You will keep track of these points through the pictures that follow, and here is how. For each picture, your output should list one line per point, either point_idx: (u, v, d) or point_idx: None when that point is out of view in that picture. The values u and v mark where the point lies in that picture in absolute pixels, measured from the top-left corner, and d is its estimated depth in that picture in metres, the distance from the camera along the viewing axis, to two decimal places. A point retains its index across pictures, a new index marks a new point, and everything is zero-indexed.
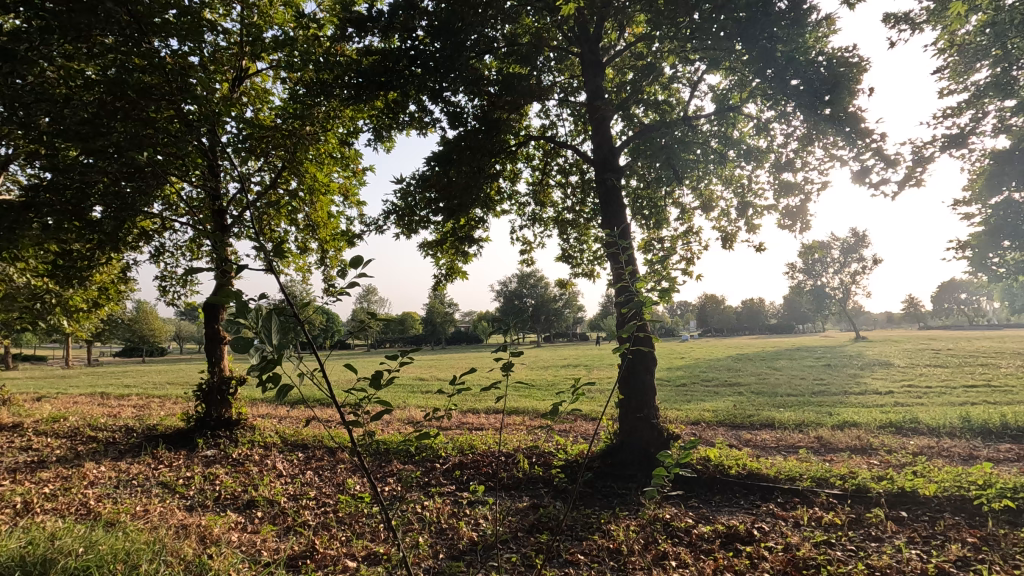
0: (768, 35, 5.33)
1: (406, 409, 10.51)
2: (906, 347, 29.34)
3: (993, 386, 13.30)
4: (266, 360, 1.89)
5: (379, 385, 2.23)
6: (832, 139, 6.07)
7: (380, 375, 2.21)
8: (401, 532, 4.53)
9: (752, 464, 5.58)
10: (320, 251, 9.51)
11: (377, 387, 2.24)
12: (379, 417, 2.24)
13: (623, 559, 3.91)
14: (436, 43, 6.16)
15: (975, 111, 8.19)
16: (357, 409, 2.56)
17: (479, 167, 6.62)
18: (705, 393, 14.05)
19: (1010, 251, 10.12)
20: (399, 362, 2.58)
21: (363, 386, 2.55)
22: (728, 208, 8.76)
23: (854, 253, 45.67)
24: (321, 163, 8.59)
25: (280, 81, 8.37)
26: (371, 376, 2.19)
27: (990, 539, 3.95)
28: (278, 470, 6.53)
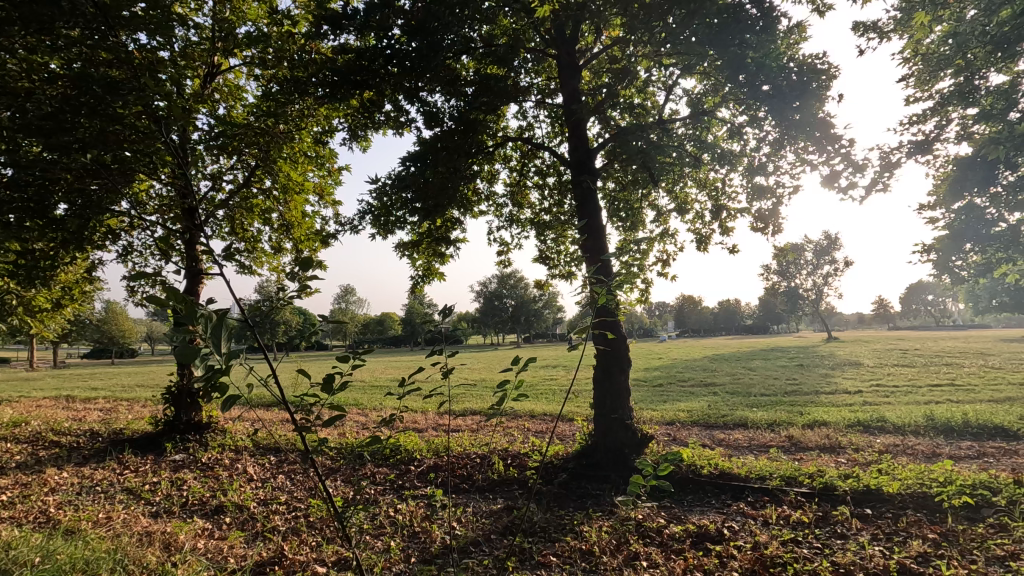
0: (739, 41, 5.40)
1: (382, 411, 10.43)
2: (875, 347, 30.09)
3: (957, 385, 13.74)
4: (213, 368, 1.90)
5: (331, 390, 2.20)
6: (802, 144, 6.19)
7: (332, 381, 2.19)
8: (373, 537, 4.48)
9: (724, 464, 5.65)
10: (295, 251, 9.38)
11: (330, 393, 2.22)
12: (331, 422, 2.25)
13: (594, 560, 3.93)
14: (413, 42, 6.08)
15: (940, 118, 8.43)
16: (310, 414, 2.57)
17: (455, 168, 6.56)
18: (681, 393, 14.19)
19: (973, 254, 10.45)
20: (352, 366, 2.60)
21: (316, 391, 2.55)
22: (702, 211, 8.88)
23: (827, 256, 46.78)
24: (295, 162, 8.46)
25: (253, 78, 8.22)
26: (324, 381, 2.17)
27: (949, 535, 4.07)
28: (249, 474, 6.40)
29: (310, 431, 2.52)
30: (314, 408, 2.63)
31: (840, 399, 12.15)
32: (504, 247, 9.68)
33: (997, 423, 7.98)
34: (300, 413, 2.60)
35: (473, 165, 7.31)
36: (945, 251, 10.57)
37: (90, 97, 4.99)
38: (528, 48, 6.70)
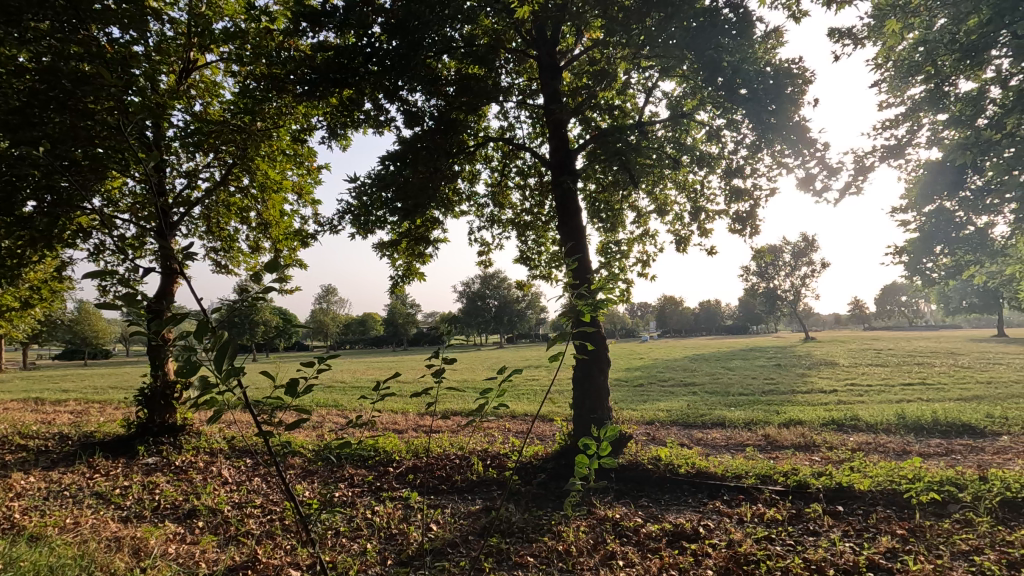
0: (715, 45, 5.41)
1: (362, 412, 10.35)
2: (850, 347, 30.70)
3: (927, 384, 14.10)
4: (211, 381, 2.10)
5: (295, 393, 2.22)
6: (779, 147, 6.29)
7: (296, 385, 2.19)
8: (349, 539, 4.44)
9: (701, 463, 5.73)
10: (273, 251, 9.25)
11: (294, 396, 2.23)
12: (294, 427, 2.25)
13: (571, 560, 3.94)
14: (393, 41, 6.05)
15: (911, 124, 8.63)
16: (271, 418, 2.56)
17: (436, 168, 6.51)
18: (661, 393, 14.32)
19: (943, 255, 10.75)
20: (316, 369, 2.58)
21: (277, 395, 2.55)
22: (681, 212, 8.97)
23: (804, 258, 47.66)
24: (273, 160, 8.31)
25: (231, 75, 8.10)
26: (288, 385, 2.17)
27: (917, 530, 4.16)
28: (223, 478, 6.29)
29: (271, 436, 2.50)
30: (276, 413, 2.65)
31: (816, 398, 12.37)
32: (486, 247, 9.66)
33: (964, 421, 8.20)
34: (262, 417, 2.59)
35: (454, 166, 7.29)
36: (916, 253, 10.85)
37: (60, 92, 4.87)
38: (509, 49, 6.71)
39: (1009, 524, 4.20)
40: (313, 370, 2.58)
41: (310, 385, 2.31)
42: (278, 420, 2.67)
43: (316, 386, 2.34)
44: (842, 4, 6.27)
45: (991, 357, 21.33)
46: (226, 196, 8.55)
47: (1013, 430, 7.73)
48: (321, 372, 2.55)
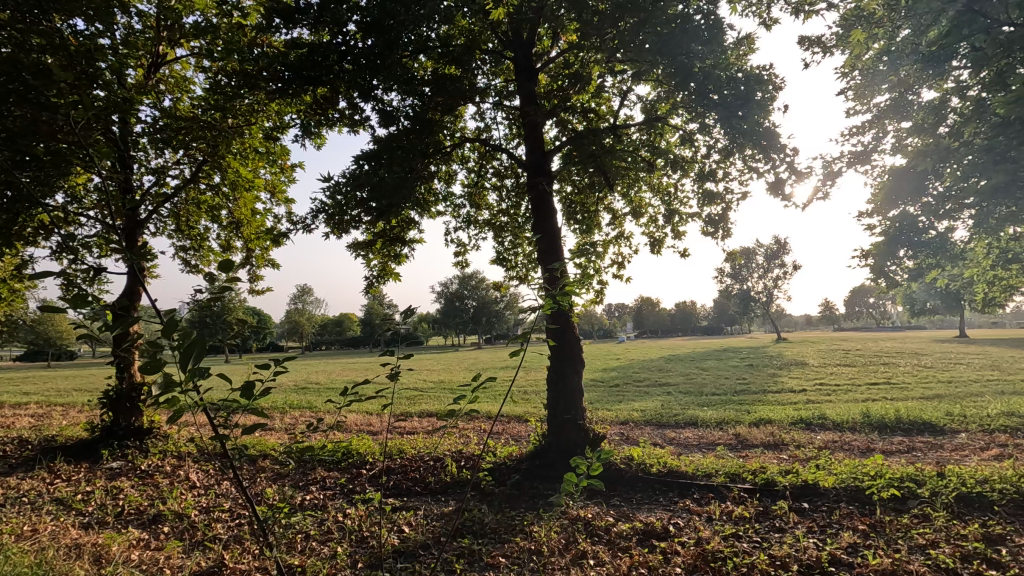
0: (685, 51, 5.48)
1: (336, 414, 10.24)
2: (820, 347, 31.43)
3: (892, 384, 14.54)
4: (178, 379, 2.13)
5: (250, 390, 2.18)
6: (749, 151, 6.43)
7: (252, 387, 2.17)
8: (319, 543, 4.40)
9: (672, 463, 5.82)
10: (245, 250, 9.09)
11: (250, 398, 2.20)
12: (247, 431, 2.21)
13: (543, 560, 3.96)
14: (369, 40, 5.99)
15: (876, 131, 8.90)
16: (229, 421, 2.51)
17: (411, 168, 6.45)
18: (636, 393, 14.48)
19: (907, 259, 10.74)
20: (274, 371, 2.54)
21: (232, 397, 2.51)
22: (656, 215, 9.09)
23: (776, 260, 48.70)
24: (245, 157, 8.16)
25: (201, 70, 7.92)
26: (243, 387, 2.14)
27: (878, 526, 4.29)
28: (191, 482, 6.16)
29: (227, 438, 2.47)
30: (232, 416, 2.56)
31: (785, 398, 12.67)
32: (462, 248, 9.65)
33: (925, 419, 8.48)
34: (217, 419, 2.56)
35: (430, 166, 7.27)
36: (881, 257, 10.78)
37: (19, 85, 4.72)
38: (485, 49, 6.70)
39: (964, 518, 4.36)
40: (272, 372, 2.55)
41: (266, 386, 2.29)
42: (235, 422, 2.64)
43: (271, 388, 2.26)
44: (811, 14, 6.44)
45: (952, 357, 22.09)
46: (195, 193, 8.36)
47: (970, 428, 8.02)
48: (278, 373, 2.51)
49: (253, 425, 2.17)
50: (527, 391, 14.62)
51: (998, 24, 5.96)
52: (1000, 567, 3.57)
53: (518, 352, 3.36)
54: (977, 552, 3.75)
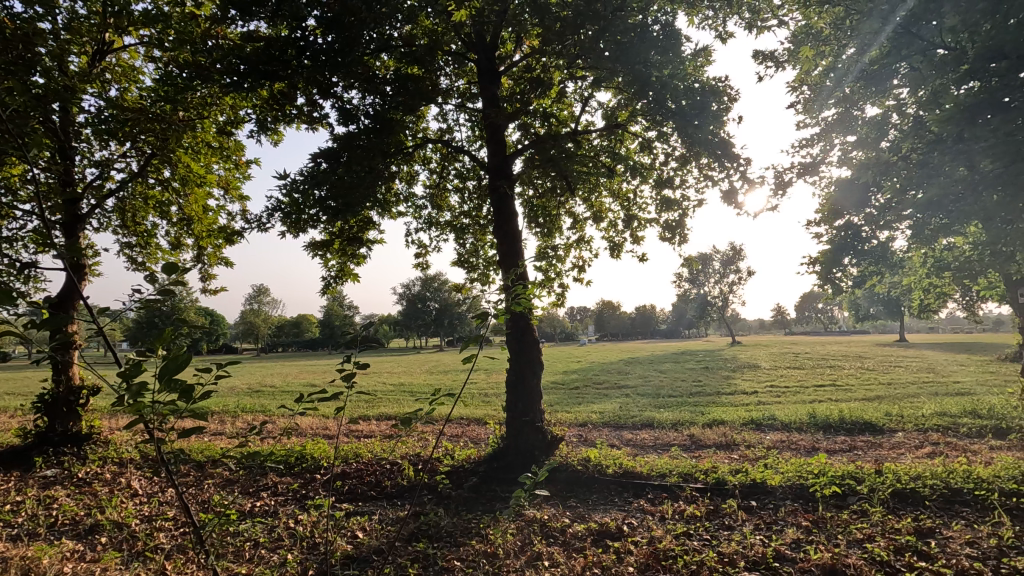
0: (643, 59, 5.62)
1: (291, 418, 9.98)
2: (772, 351, 32.61)
3: (837, 386, 15.21)
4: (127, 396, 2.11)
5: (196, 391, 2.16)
6: (705, 160, 6.63)
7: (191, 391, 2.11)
8: (269, 550, 4.27)
9: (627, 464, 5.93)
10: (196, 248, 8.76)
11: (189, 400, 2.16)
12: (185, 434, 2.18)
13: (498, 562, 3.97)
14: (329, 36, 5.87)
15: (824, 144, 9.31)
16: (167, 426, 2.42)
17: (372, 168, 6.36)
18: (595, 395, 14.66)
19: (852, 267, 11.25)
20: (216, 374, 2.53)
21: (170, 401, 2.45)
22: (615, 220, 9.24)
23: (732, 266, 50.25)
24: (197, 152, 7.87)
25: (151, 60, 7.60)
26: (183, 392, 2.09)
27: (820, 522, 4.47)
28: (133, 490, 5.88)
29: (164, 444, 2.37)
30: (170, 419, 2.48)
31: (738, 400, 13.06)
32: (423, 250, 9.58)
33: (866, 420, 8.89)
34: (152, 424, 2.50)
35: (391, 166, 7.19)
36: (828, 264, 11.25)
37: None
38: (448, 50, 6.68)
39: (898, 513, 4.60)
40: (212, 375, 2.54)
41: (207, 391, 2.28)
42: (173, 425, 2.58)
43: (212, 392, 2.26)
44: (763, 30, 6.71)
45: (892, 360, 23.29)
46: (143, 188, 8.02)
47: (907, 427, 8.47)
48: (220, 376, 2.51)
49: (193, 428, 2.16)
50: (487, 394, 14.60)
51: (933, 46, 6.34)
52: (929, 559, 3.78)
53: (472, 355, 3.35)
54: (909, 545, 3.96)
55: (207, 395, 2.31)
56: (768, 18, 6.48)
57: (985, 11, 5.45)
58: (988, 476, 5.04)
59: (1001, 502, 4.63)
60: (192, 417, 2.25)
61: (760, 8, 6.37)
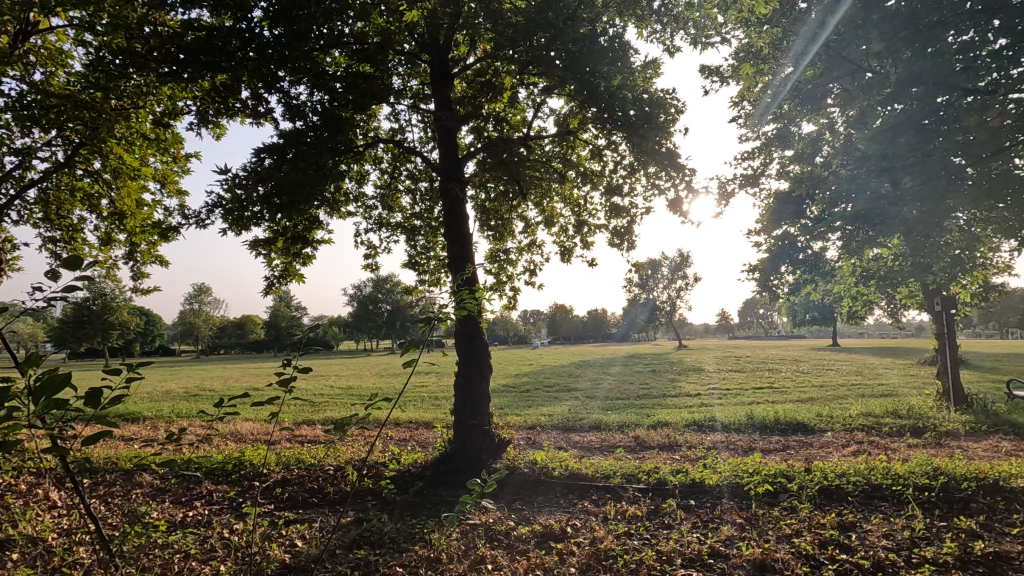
0: (591, 69, 5.74)
1: (230, 424, 9.60)
2: (715, 354, 33.91)
3: (774, 388, 15.94)
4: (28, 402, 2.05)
5: (99, 406, 2.11)
6: (652, 168, 6.82)
7: (98, 397, 2.05)
8: (199, 563, 4.09)
9: (573, 466, 6.02)
10: (128, 244, 8.28)
11: (95, 407, 2.09)
12: (88, 442, 2.05)
13: (440, 567, 3.95)
14: (276, 30, 5.68)
15: (764, 157, 9.74)
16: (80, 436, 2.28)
17: (319, 167, 6.18)
18: (546, 399, 14.77)
19: (788, 274, 11.85)
20: (125, 378, 2.55)
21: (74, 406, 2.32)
22: (566, 225, 9.37)
23: (680, 272, 51.82)
24: (131, 143, 7.46)
25: (82, 43, 7.16)
26: (88, 398, 2.03)
27: (752, 519, 4.67)
28: (51, 502, 5.50)
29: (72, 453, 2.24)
30: (77, 426, 2.34)
31: (682, 402, 13.47)
32: (373, 251, 9.40)
33: (799, 420, 9.34)
34: (54, 429, 2.36)
35: (341, 165, 7.02)
36: (766, 271, 11.84)
37: None
38: (400, 50, 6.59)
39: (824, 508, 4.86)
40: (123, 381, 2.52)
41: (116, 393, 2.22)
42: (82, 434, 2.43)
43: (122, 396, 2.21)
44: (707, 46, 6.97)
45: (826, 363, 24.64)
46: (70, 179, 7.54)
47: (835, 427, 8.96)
48: (131, 380, 2.54)
49: (97, 436, 2.06)
50: (438, 397, 14.48)
51: (861, 69, 6.75)
52: (849, 551, 4.02)
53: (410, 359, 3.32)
54: (832, 538, 4.19)
55: (118, 399, 2.27)
56: (713, 35, 6.72)
57: (907, 39, 5.84)
58: (904, 472, 5.41)
59: (914, 496, 4.98)
60: (106, 425, 2.15)
61: (705, 25, 6.60)
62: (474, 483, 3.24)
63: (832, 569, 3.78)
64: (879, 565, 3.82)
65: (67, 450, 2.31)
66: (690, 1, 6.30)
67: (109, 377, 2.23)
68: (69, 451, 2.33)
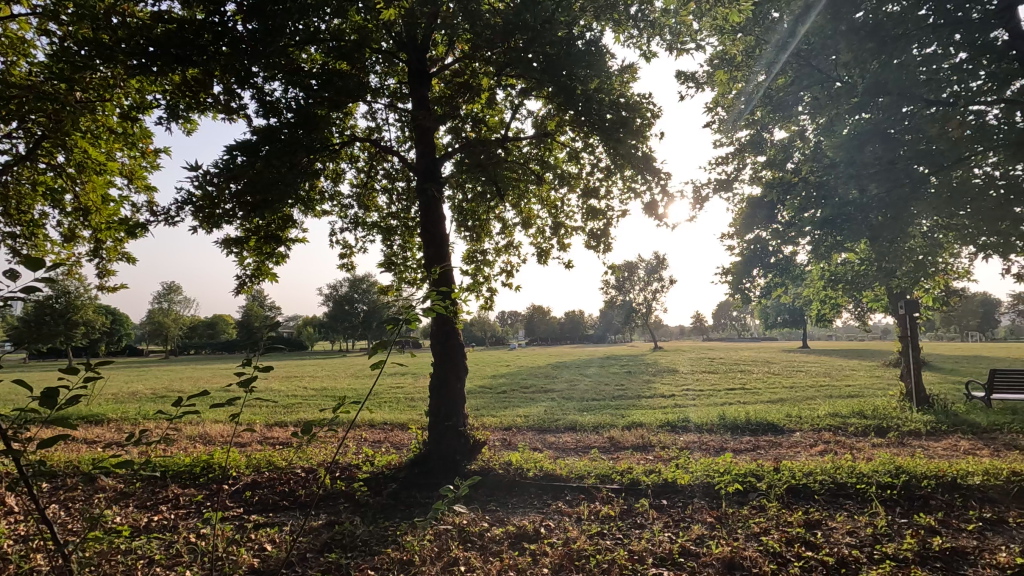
0: (568, 72, 5.79)
1: (199, 426, 9.38)
2: (689, 355, 34.38)
3: (745, 389, 16.24)
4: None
5: (55, 408, 2.04)
6: (629, 172, 6.90)
7: (56, 396, 2.00)
8: (164, 568, 3.99)
9: (548, 466, 6.04)
10: (93, 240, 8.03)
11: (52, 408, 2.03)
12: (43, 443, 1.98)
13: (413, 569, 3.92)
14: (250, 24, 5.59)
15: (737, 162, 9.94)
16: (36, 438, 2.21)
17: (293, 165, 6.08)
18: (522, 400, 14.79)
19: (760, 278, 12.06)
20: (83, 379, 2.49)
21: (30, 408, 2.23)
22: (544, 227, 9.40)
23: (656, 274, 52.47)
24: (97, 137, 7.25)
25: (46, 33, 6.93)
26: (45, 398, 1.98)
27: (723, 518, 4.75)
28: (6, 507, 5.29)
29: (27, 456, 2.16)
30: (32, 427, 2.26)
31: (656, 403, 13.65)
32: (348, 250, 9.29)
33: (769, 421, 9.54)
34: (8, 430, 2.28)
35: (315, 163, 6.92)
36: (739, 275, 12.02)
37: None
38: (377, 48, 6.52)
39: (792, 506, 4.97)
40: (81, 382, 2.43)
41: (76, 394, 2.16)
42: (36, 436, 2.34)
43: (83, 396, 2.15)
44: (682, 52, 7.09)
45: (796, 365, 25.21)
46: (31, 172, 7.29)
47: (804, 427, 9.18)
48: (90, 381, 2.48)
49: (53, 438, 2.00)
50: (414, 398, 14.40)
51: (830, 79, 6.94)
52: (815, 549, 4.12)
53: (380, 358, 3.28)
54: (799, 536, 4.29)
55: (75, 399, 2.20)
56: (688, 42, 6.81)
57: (874, 51, 5.98)
58: (868, 471, 5.56)
59: (878, 494, 5.13)
60: (66, 427, 2.09)
61: (681, 32, 6.68)
62: (444, 485, 3.29)
63: (798, 566, 3.87)
64: (843, 561, 3.92)
65: (21, 452, 2.22)
66: (666, 8, 6.37)
67: (67, 376, 2.17)
68: (23, 454, 2.25)
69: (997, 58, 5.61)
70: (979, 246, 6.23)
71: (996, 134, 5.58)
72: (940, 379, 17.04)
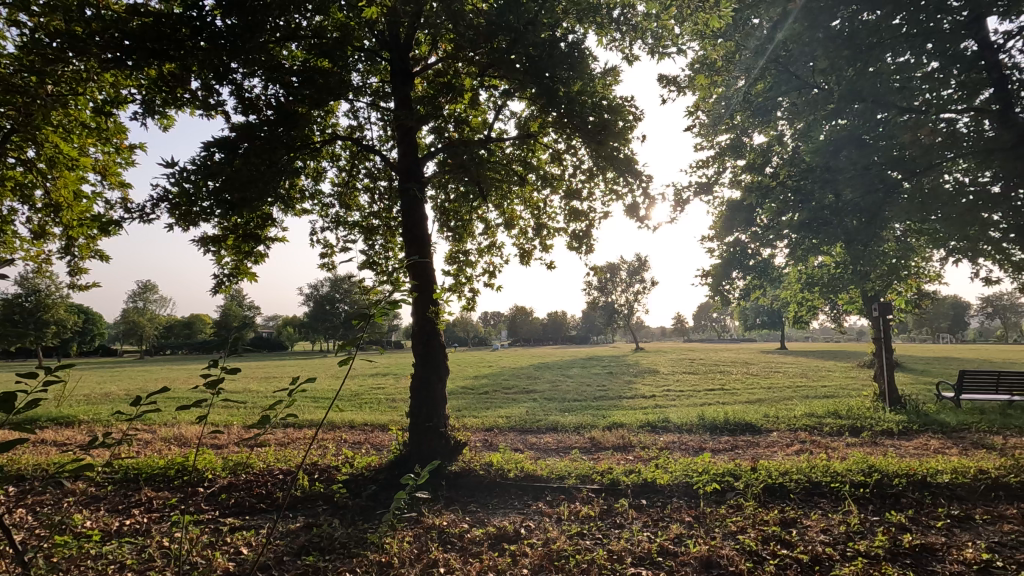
0: (550, 74, 5.81)
1: (174, 428, 9.20)
2: (669, 356, 34.68)
3: (725, 390, 16.47)
4: None
5: (11, 412, 2.00)
6: (611, 174, 6.95)
7: (15, 400, 1.94)
8: (136, 573, 3.90)
9: (529, 467, 6.05)
10: (64, 238, 7.83)
11: (12, 411, 1.97)
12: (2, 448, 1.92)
13: (391, 571, 3.90)
14: (229, 20, 5.49)
15: (718, 166, 10.06)
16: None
17: (273, 163, 5.99)
18: (504, 400, 14.79)
19: (739, 280, 12.02)
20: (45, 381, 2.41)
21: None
22: (526, 228, 9.41)
23: (637, 276, 52.90)
24: (69, 131, 7.07)
25: (16, 24, 6.75)
26: (4, 401, 1.91)
27: (700, 517, 4.80)
28: None
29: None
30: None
31: (637, 403, 13.76)
32: (329, 250, 9.19)
33: (747, 421, 9.67)
34: None
35: (295, 161, 6.83)
36: (719, 276, 11.91)
37: None
38: (358, 46, 6.47)
39: (768, 505, 5.05)
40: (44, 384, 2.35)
41: (38, 396, 2.09)
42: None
43: (46, 398, 2.09)
44: (663, 56, 7.16)
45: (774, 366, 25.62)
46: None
47: (781, 427, 9.34)
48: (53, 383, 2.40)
49: (12, 442, 1.94)
50: (395, 399, 14.31)
51: (807, 85, 7.07)
52: (789, 547, 4.19)
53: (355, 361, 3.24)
54: (774, 534, 4.36)
55: (32, 403, 2.14)
56: (669, 46, 6.87)
57: (849, 58, 6.14)
58: (842, 470, 5.67)
59: (851, 492, 5.23)
60: (28, 431, 2.03)
61: (662, 36, 6.73)
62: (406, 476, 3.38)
63: (773, 564, 3.93)
64: (817, 559, 3.99)
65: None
66: (648, 12, 6.42)
67: (29, 378, 2.10)
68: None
69: (967, 67, 5.77)
70: (949, 250, 6.40)
71: (966, 141, 5.74)
72: (913, 380, 17.44)
